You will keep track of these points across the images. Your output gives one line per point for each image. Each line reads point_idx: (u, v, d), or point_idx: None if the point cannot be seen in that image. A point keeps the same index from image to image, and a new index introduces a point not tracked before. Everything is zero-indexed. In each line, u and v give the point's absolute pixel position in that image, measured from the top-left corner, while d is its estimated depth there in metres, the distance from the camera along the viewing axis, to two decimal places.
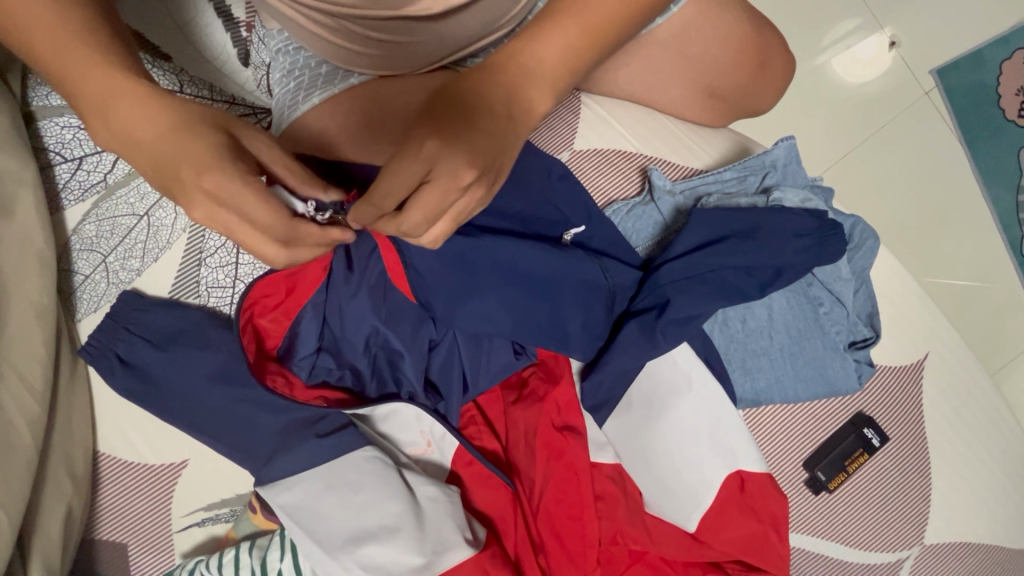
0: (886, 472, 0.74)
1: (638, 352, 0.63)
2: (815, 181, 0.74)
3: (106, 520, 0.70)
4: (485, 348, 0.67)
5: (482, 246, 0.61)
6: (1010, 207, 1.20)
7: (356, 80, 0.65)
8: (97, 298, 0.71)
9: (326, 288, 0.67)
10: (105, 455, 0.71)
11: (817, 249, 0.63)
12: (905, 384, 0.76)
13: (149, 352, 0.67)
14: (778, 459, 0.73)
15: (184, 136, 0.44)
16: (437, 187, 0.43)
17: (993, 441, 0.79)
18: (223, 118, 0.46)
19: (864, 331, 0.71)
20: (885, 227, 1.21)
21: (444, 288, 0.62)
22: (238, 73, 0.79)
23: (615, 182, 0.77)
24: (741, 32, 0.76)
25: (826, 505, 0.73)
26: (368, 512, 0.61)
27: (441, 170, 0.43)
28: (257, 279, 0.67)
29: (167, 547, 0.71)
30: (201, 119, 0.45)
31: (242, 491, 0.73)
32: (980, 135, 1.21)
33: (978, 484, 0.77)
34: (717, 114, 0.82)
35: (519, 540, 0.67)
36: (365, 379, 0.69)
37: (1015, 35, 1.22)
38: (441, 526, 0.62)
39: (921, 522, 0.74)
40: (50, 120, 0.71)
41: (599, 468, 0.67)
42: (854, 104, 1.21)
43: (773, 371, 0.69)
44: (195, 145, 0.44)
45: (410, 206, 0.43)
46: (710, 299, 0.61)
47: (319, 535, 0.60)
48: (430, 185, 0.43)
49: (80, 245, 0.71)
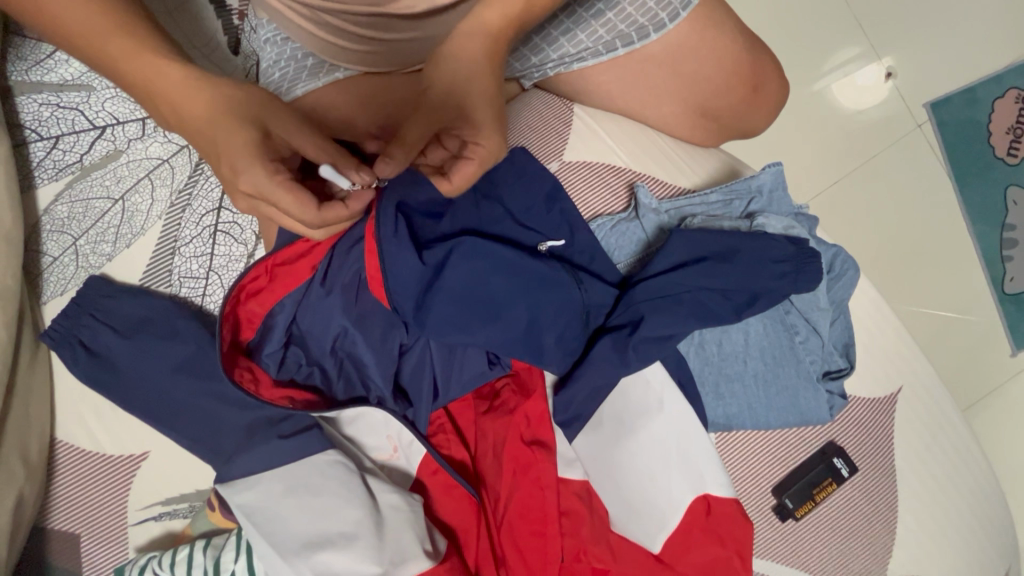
0: (853, 503, 0.74)
1: (609, 369, 0.63)
2: (801, 208, 0.74)
3: (59, 510, 0.69)
4: (458, 354, 0.66)
5: (462, 251, 0.61)
6: (993, 245, 1.22)
7: (341, 75, 0.64)
8: (64, 281, 0.70)
9: (304, 287, 0.66)
10: (63, 442, 0.70)
11: (794, 276, 0.63)
12: (877, 416, 0.77)
13: (114, 340, 0.66)
14: (746, 484, 0.73)
15: (230, 130, 0.50)
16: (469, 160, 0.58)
17: (960, 477, 0.79)
18: (259, 113, 0.52)
19: (839, 362, 0.71)
20: (870, 256, 1.21)
21: (418, 287, 0.61)
22: (227, 61, 0.77)
23: (604, 197, 0.77)
24: (734, 54, 0.76)
25: (792, 533, 0.73)
26: (328, 517, 0.60)
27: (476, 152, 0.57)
28: (251, 266, 0.64)
29: (121, 540, 0.69)
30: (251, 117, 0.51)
31: (202, 487, 0.72)
32: (968, 170, 1.22)
33: (942, 519, 0.77)
34: (708, 134, 0.82)
35: (480, 552, 0.66)
36: (330, 379, 0.67)
37: (1008, 74, 1.23)
38: (401, 536, 0.60)
39: (885, 555, 0.75)
40: (29, 96, 0.69)
41: (566, 484, 0.66)
42: (846, 132, 1.22)
43: (745, 398, 0.69)
44: (241, 138, 0.50)
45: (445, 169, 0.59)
46: (685, 320, 0.61)
47: (275, 537, 0.59)
48: (472, 145, 0.58)
49: (51, 226, 0.69)
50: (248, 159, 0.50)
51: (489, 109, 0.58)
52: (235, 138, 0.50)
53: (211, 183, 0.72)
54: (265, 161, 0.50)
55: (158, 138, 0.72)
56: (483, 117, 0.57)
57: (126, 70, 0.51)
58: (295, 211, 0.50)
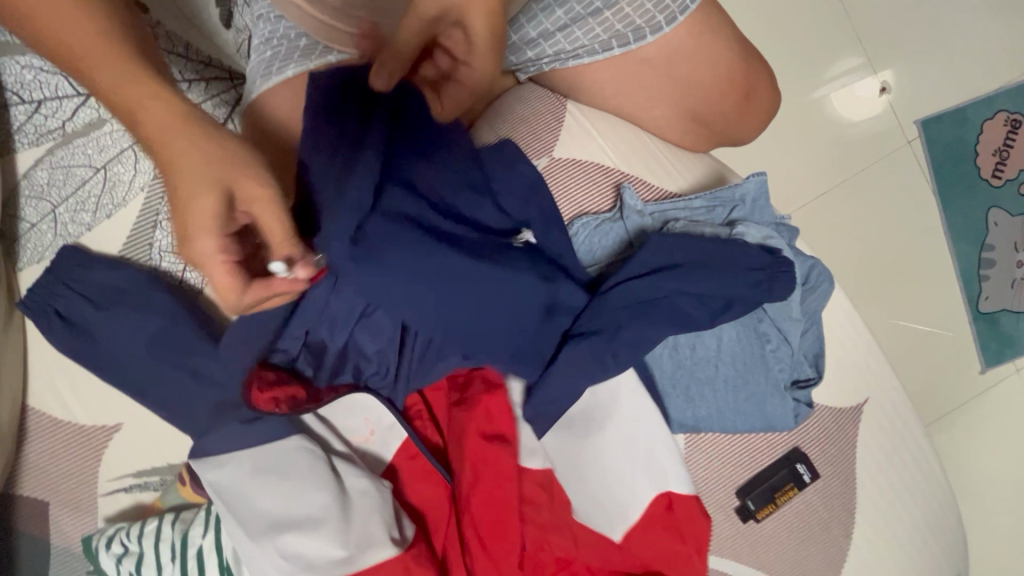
0: (814, 508, 0.77)
1: (583, 373, 0.63)
2: (781, 219, 0.75)
3: (29, 477, 0.69)
4: (436, 356, 0.65)
5: (458, 245, 0.61)
6: (971, 264, 1.25)
7: (333, 58, 0.63)
8: (41, 248, 0.69)
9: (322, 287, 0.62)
10: (33, 410, 0.69)
11: (767, 285, 0.64)
12: (843, 425, 0.79)
13: (89, 311, 0.66)
14: (711, 484, 0.75)
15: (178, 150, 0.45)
16: (465, 86, 0.68)
17: (918, 487, 0.82)
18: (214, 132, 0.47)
19: (807, 371, 0.72)
20: (850, 268, 1.24)
21: (403, 280, 0.59)
22: (218, 34, 0.74)
23: (590, 196, 0.77)
24: (728, 61, 0.77)
25: (752, 534, 0.76)
26: (296, 501, 0.61)
27: (471, 78, 0.67)
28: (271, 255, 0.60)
29: (91, 508, 0.70)
30: (201, 143, 0.45)
31: (176, 461, 0.72)
32: (953, 190, 1.25)
33: (897, 527, 0.80)
34: (698, 139, 0.83)
35: (448, 537, 0.68)
36: (325, 361, 0.66)
37: (999, 96, 1.25)
38: (368, 522, 0.61)
39: (840, 558, 0.78)
40: (9, 57, 0.67)
41: (531, 474, 0.67)
42: (836, 144, 1.23)
43: (714, 402, 0.70)
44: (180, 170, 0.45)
45: (444, 94, 0.68)
46: (658, 328, 0.62)
47: (242, 517, 0.60)
48: (464, 69, 0.67)
49: (30, 192, 0.69)
50: (181, 199, 0.45)
51: (489, 51, 0.64)
52: (182, 187, 0.44)
53: None
54: (194, 211, 0.44)
55: None
56: (478, 53, 0.64)
57: (68, 58, 0.45)
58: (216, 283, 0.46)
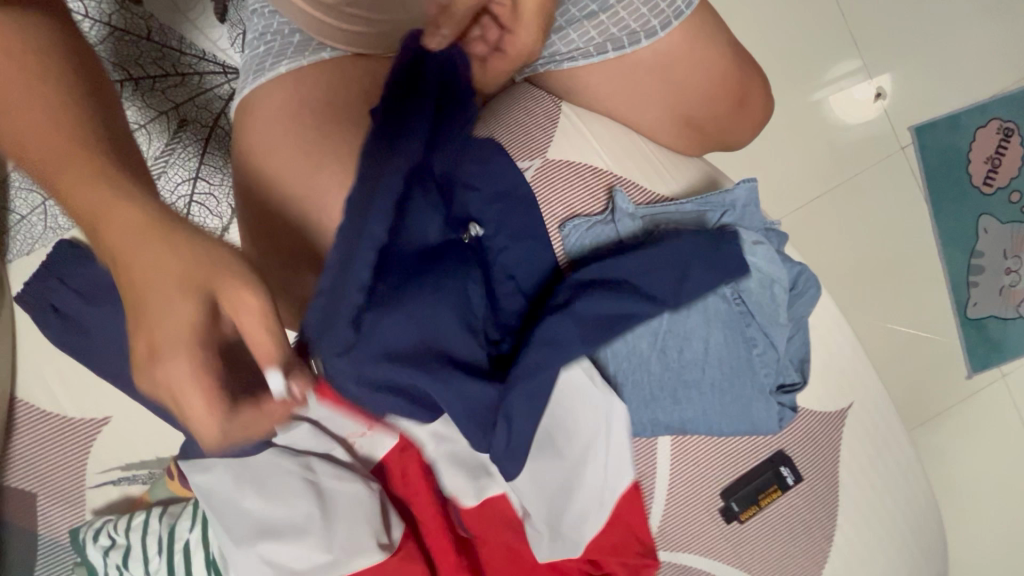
0: (797, 510, 0.78)
1: (551, 356, 0.58)
2: (770, 225, 0.75)
3: (18, 468, 0.70)
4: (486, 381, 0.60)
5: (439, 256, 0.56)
6: (960, 270, 1.26)
7: (328, 55, 0.64)
8: (32, 239, 0.70)
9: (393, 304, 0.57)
10: (22, 403, 0.70)
11: (717, 253, 0.64)
12: (828, 429, 0.80)
13: (78, 305, 0.65)
14: (696, 486, 0.77)
15: (143, 266, 0.39)
16: (508, 59, 0.67)
17: (900, 491, 0.83)
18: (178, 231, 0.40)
19: (793, 376, 0.73)
20: (839, 273, 1.25)
21: (411, 373, 0.49)
22: (212, 28, 0.74)
23: (582, 197, 0.78)
24: (722, 66, 0.77)
25: (735, 534, 0.78)
26: (281, 506, 0.62)
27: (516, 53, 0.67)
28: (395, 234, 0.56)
29: (79, 501, 0.71)
30: (167, 243, 0.39)
31: (163, 454, 0.73)
32: (945, 196, 1.26)
33: (878, 530, 0.82)
34: (692, 143, 0.84)
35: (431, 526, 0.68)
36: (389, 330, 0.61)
37: (993, 104, 1.25)
38: (352, 527, 0.62)
39: (821, 559, 0.80)
40: None
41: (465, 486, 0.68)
42: (829, 150, 1.24)
43: (700, 404, 0.70)
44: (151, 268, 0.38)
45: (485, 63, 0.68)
46: (615, 299, 0.61)
47: (229, 525, 0.62)
48: (507, 37, 0.65)
49: (19, 183, 0.69)
50: (153, 308, 0.38)
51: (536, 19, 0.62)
52: (153, 300, 0.38)
53: (188, 153, 0.73)
54: (168, 317, 0.37)
55: (135, 102, 0.71)
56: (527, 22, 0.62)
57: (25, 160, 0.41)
58: (191, 408, 0.38)
